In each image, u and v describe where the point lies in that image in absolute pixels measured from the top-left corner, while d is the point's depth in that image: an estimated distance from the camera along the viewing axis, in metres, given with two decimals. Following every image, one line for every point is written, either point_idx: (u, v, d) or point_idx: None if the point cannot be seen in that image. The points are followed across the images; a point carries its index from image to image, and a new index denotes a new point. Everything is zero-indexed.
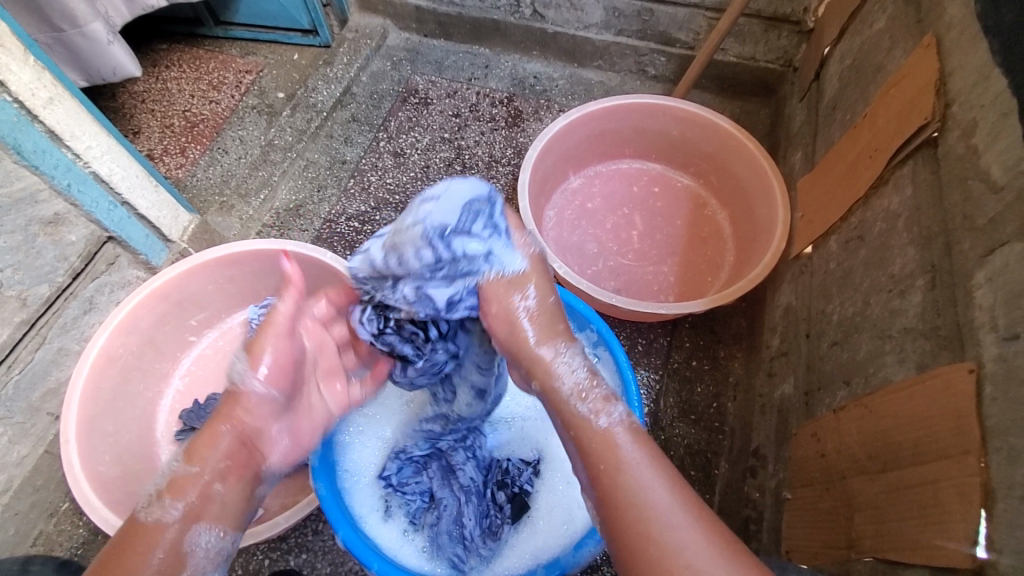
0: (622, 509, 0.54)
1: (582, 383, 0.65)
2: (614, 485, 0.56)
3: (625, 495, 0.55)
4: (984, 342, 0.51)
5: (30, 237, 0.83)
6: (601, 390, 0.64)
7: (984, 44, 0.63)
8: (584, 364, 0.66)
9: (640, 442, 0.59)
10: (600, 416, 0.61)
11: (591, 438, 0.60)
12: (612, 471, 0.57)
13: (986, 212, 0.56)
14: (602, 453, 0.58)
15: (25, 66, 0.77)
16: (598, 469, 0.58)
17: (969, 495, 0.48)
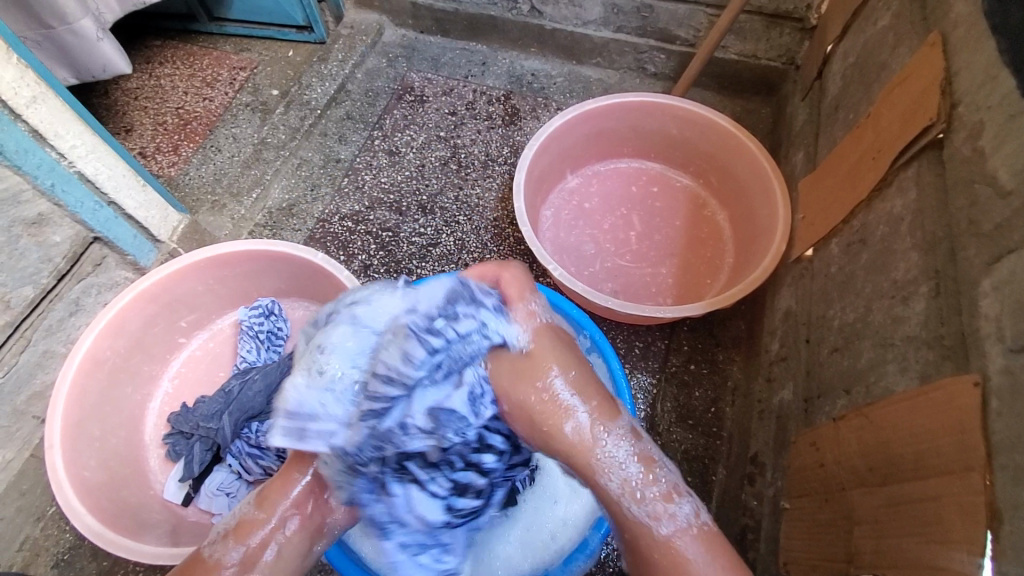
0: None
1: (634, 479, 0.62)
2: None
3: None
4: (990, 354, 0.49)
5: (13, 238, 0.82)
6: (661, 486, 0.62)
7: (991, 43, 0.61)
8: (636, 455, 0.63)
9: (712, 548, 0.58)
10: (663, 521, 0.60)
11: (652, 536, 0.60)
12: (671, 566, 0.58)
13: (993, 218, 0.54)
14: (660, 550, 0.59)
15: (8, 65, 0.75)
16: (652, 560, 0.59)
17: (973, 515, 0.46)
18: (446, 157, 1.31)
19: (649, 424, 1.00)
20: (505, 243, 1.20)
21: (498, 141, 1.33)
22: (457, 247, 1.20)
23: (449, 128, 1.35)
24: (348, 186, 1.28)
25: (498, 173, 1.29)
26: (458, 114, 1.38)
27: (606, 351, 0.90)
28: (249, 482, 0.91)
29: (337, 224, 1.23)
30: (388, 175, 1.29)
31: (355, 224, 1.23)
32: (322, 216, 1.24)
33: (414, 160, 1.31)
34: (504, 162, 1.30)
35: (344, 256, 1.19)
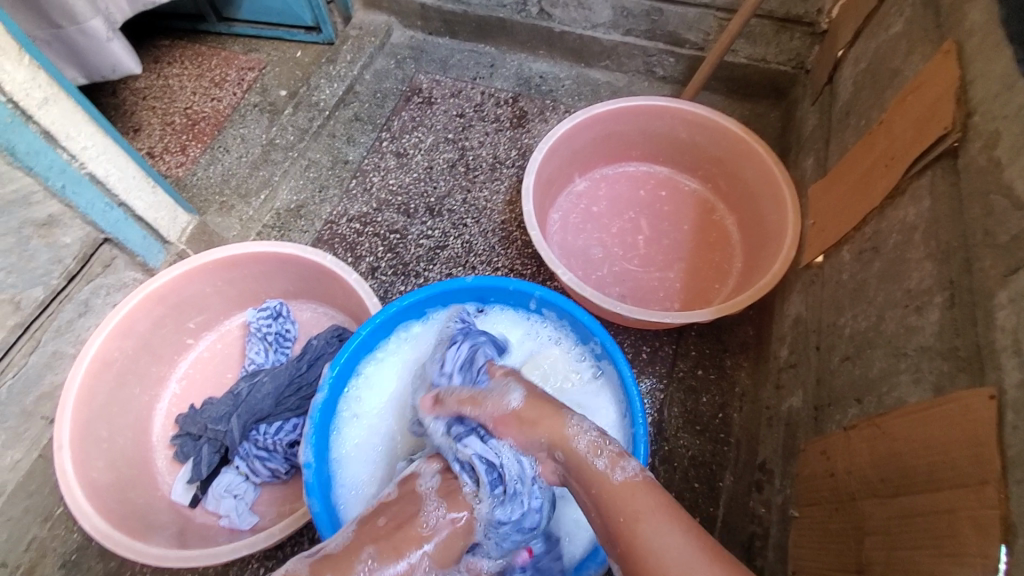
0: (631, 550, 0.56)
1: (594, 441, 0.65)
2: (633, 540, 0.56)
3: (642, 546, 0.56)
4: (1006, 366, 0.49)
5: (23, 239, 0.82)
6: (612, 446, 0.64)
7: (1008, 53, 0.60)
8: (593, 423, 0.67)
9: (656, 498, 0.59)
10: (616, 470, 0.61)
11: (608, 485, 0.61)
12: (630, 523, 0.57)
13: (1008, 229, 0.53)
14: (619, 507, 0.59)
15: (20, 66, 0.76)
16: (618, 523, 0.58)
17: (988, 529, 0.46)
18: (454, 159, 1.31)
19: (657, 430, 0.99)
20: (512, 247, 1.20)
21: (506, 144, 1.33)
22: (464, 250, 1.19)
23: (457, 131, 1.35)
24: (356, 187, 1.28)
25: (506, 175, 1.29)
26: (466, 116, 1.37)
27: (616, 359, 0.86)
28: (256, 484, 0.92)
29: (344, 226, 1.23)
30: (396, 177, 1.29)
31: (362, 226, 1.23)
32: (330, 217, 1.24)
33: (422, 162, 1.31)
34: (512, 165, 1.30)
35: (352, 258, 1.19)
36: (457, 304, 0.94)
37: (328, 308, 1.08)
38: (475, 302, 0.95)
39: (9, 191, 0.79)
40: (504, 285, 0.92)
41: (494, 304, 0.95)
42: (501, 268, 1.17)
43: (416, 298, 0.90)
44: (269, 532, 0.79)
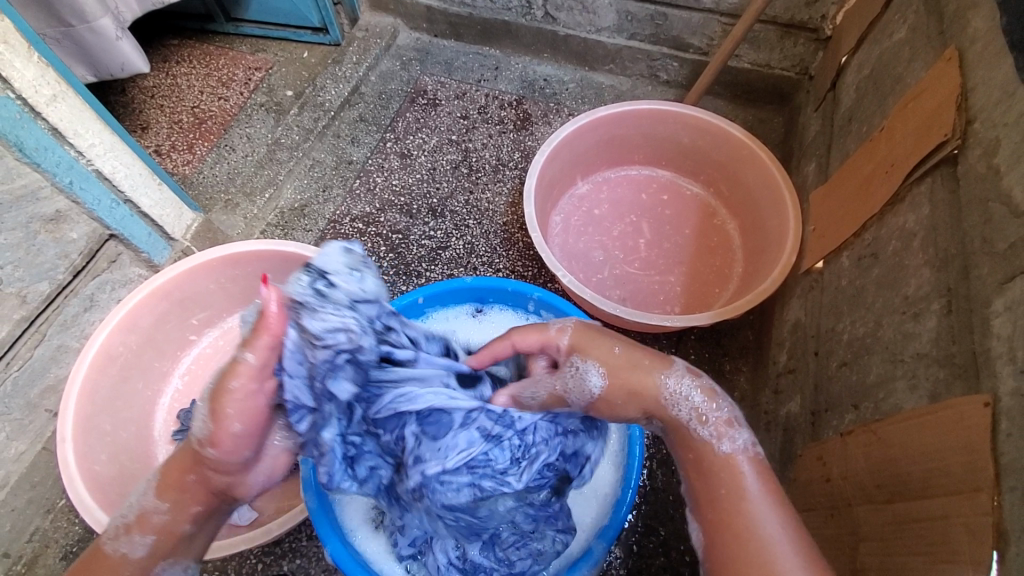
0: (723, 524, 0.55)
1: (700, 407, 0.63)
2: (734, 513, 0.55)
3: (741, 520, 0.54)
4: (1001, 374, 0.49)
5: (31, 235, 0.83)
6: (722, 413, 0.63)
7: (1008, 61, 0.61)
8: (698, 387, 0.64)
9: (763, 475, 0.58)
10: (724, 441, 0.61)
11: (712, 458, 0.60)
12: (735, 499, 0.56)
13: (1007, 236, 0.53)
14: (719, 476, 0.58)
15: (29, 63, 0.77)
16: (718, 495, 0.57)
17: (981, 536, 0.45)
18: (457, 160, 1.32)
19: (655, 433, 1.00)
20: (514, 248, 1.21)
21: (510, 146, 1.34)
22: (466, 251, 1.20)
23: (460, 132, 1.36)
24: (360, 187, 1.29)
25: (509, 177, 1.29)
26: (470, 117, 1.38)
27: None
28: None
29: (347, 225, 1.24)
30: (399, 177, 1.30)
31: (365, 225, 1.24)
32: (333, 217, 1.25)
33: (426, 163, 1.32)
34: (515, 167, 1.31)
35: None
36: (455, 305, 0.96)
37: None
38: (474, 303, 0.96)
39: (18, 187, 0.80)
40: (502, 286, 0.92)
41: (492, 304, 0.96)
42: (502, 269, 1.18)
43: (415, 298, 0.91)
44: (266, 529, 0.80)
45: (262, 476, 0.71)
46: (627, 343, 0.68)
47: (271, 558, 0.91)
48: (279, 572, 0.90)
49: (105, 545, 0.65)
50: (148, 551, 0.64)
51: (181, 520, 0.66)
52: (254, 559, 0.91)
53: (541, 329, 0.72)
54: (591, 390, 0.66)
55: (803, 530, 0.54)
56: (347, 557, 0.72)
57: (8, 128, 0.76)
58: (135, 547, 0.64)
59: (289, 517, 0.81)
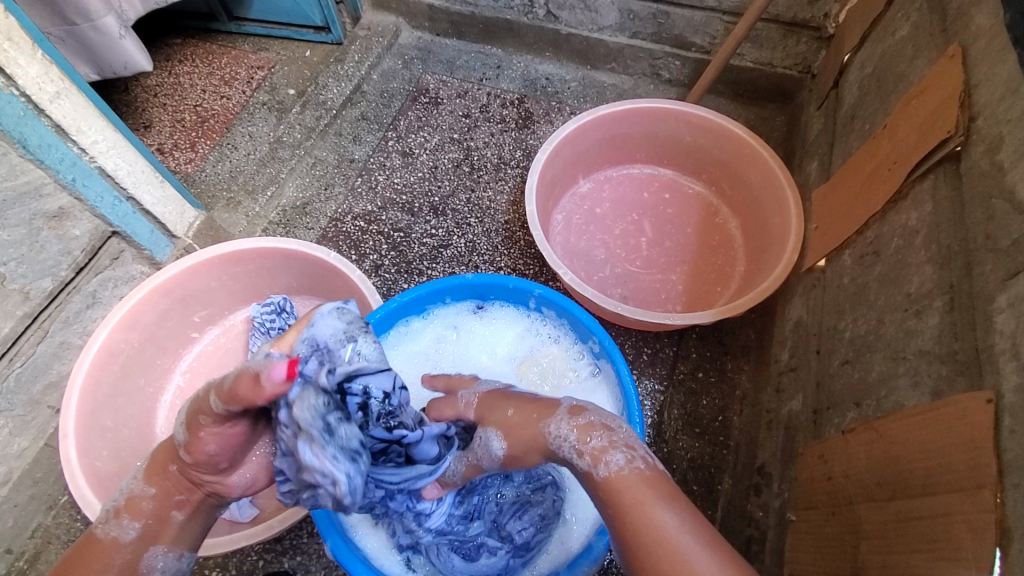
0: (623, 533, 0.53)
1: (578, 443, 0.60)
2: (627, 523, 0.53)
3: (641, 531, 0.52)
4: (1004, 370, 0.49)
5: (34, 231, 0.83)
6: (600, 439, 0.59)
7: (1012, 57, 0.60)
8: (575, 425, 0.61)
9: (655, 484, 0.55)
10: (600, 466, 0.57)
11: (595, 483, 0.57)
12: (620, 511, 0.54)
13: (1010, 233, 0.53)
14: (608, 498, 0.56)
15: (33, 60, 0.77)
16: (608, 513, 0.55)
17: (983, 533, 0.45)
18: (459, 159, 1.32)
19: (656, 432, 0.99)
20: (515, 247, 1.21)
21: (511, 145, 1.34)
22: (467, 249, 1.20)
23: (462, 130, 1.36)
24: (362, 186, 1.29)
25: (510, 176, 1.29)
26: (472, 116, 1.38)
27: (614, 358, 0.86)
28: None
29: (349, 224, 1.24)
30: (401, 176, 1.30)
31: (367, 224, 1.24)
32: (335, 215, 1.25)
33: (427, 161, 1.32)
34: (516, 166, 1.31)
35: (356, 256, 1.20)
36: (456, 301, 0.96)
37: None
38: (474, 299, 0.96)
39: (21, 184, 0.80)
40: (504, 283, 0.92)
41: (494, 301, 0.96)
42: (503, 267, 1.18)
43: (418, 294, 0.91)
44: (270, 523, 0.81)
45: (245, 479, 0.68)
46: (520, 402, 0.68)
47: (272, 555, 0.91)
48: (280, 569, 0.90)
49: (94, 531, 0.64)
50: (137, 534, 0.63)
51: (167, 506, 0.65)
52: (254, 556, 0.91)
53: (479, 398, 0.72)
54: (490, 450, 0.66)
55: (710, 529, 0.51)
56: (348, 553, 0.72)
57: (11, 125, 0.76)
58: (122, 531, 0.63)
59: (292, 512, 0.81)
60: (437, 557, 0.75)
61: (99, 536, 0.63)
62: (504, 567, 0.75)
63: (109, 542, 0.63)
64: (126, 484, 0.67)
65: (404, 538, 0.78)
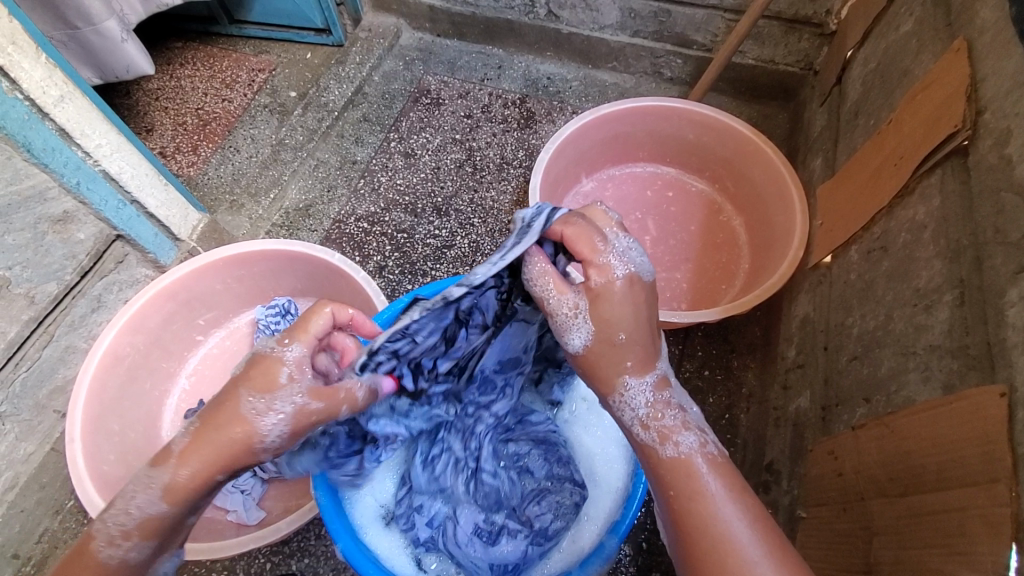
0: (682, 522, 0.55)
1: (647, 416, 0.60)
2: (687, 514, 0.54)
3: (700, 514, 0.54)
4: (1017, 364, 0.49)
5: (39, 235, 0.83)
6: (675, 415, 0.61)
7: (1019, 50, 0.60)
8: (652, 397, 0.61)
9: (720, 474, 0.56)
10: (668, 445, 0.59)
11: (659, 459, 0.59)
12: (684, 500, 0.55)
13: (1020, 226, 0.53)
14: (670, 478, 0.57)
15: (37, 64, 0.77)
16: (668, 493, 0.57)
17: (998, 527, 0.45)
18: (461, 160, 1.32)
19: None
20: None
21: (514, 145, 1.34)
22: (471, 249, 1.20)
23: (464, 131, 1.36)
24: (364, 187, 1.29)
25: (513, 176, 1.29)
26: (474, 117, 1.38)
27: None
28: (264, 479, 0.93)
29: (352, 225, 1.24)
30: (403, 177, 1.30)
31: (370, 225, 1.24)
32: (338, 216, 1.25)
33: (430, 162, 1.32)
34: (519, 165, 1.31)
35: (360, 257, 1.20)
36: None
37: None
38: None
39: (25, 188, 0.80)
40: None
41: None
42: None
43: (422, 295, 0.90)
44: (277, 527, 0.80)
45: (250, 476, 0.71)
46: (637, 337, 0.60)
47: (280, 558, 0.91)
48: (288, 571, 0.90)
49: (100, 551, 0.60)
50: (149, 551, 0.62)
51: (182, 517, 0.62)
52: (262, 559, 0.91)
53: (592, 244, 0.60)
54: (567, 342, 0.61)
55: (769, 525, 0.53)
56: (359, 553, 0.72)
57: (16, 129, 0.76)
58: (134, 550, 0.61)
59: (299, 516, 0.81)
60: (456, 542, 0.73)
61: (98, 559, 0.59)
62: (523, 554, 0.73)
63: (118, 564, 0.60)
64: (134, 497, 0.61)
65: (421, 528, 0.76)
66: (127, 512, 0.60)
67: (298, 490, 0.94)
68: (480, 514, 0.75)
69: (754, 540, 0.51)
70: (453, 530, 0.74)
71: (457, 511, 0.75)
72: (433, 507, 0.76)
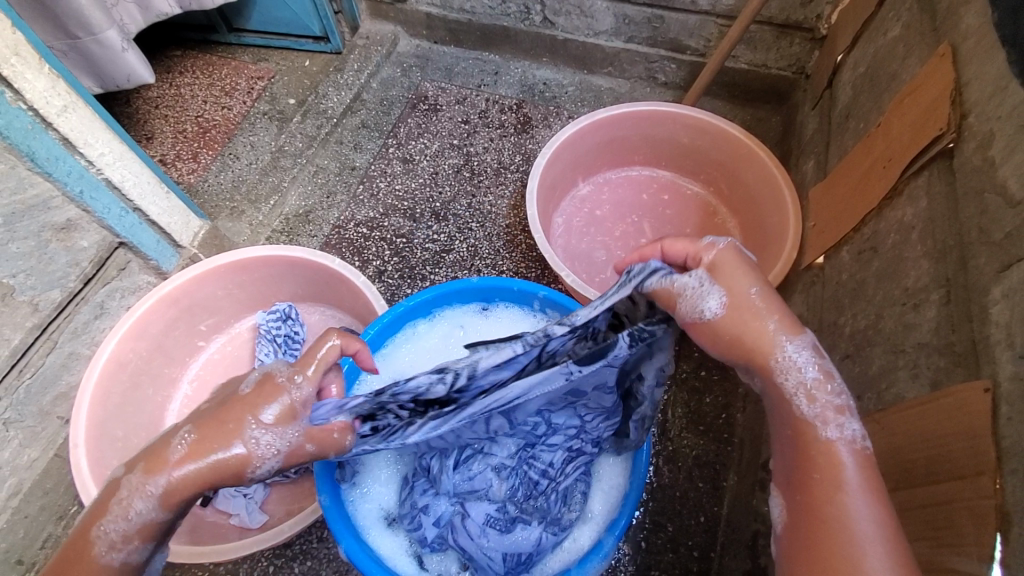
0: (813, 507, 0.50)
1: (813, 383, 0.54)
2: (823, 500, 0.50)
3: (832, 510, 0.49)
4: (1000, 360, 0.50)
5: (43, 243, 0.84)
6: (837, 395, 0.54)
7: (1001, 55, 0.62)
8: (815, 361, 0.55)
9: (868, 471, 0.51)
10: (831, 426, 0.53)
11: (813, 440, 0.53)
12: (829, 487, 0.51)
13: (1003, 226, 0.54)
14: (817, 461, 0.52)
15: (40, 74, 0.78)
16: (810, 477, 0.52)
17: (984, 518, 0.46)
18: (459, 165, 1.33)
19: (660, 430, 1.01)
20: (517, 250, 1.22)
21: (511, 150, 1.35)
22: (470, 254, 1.21)
23: (462, 136, 1.38)
24: (363, 193, 1.30)
25: (511, 180, 1.31)
26: (471, 122, 1.40)
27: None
28: (266, 483, 0.94)
29: (352, 231, 1.25)
30: (402, 183, 1.31)
31: (370, 230, 1.25)
32: (338, 222, 1.26)
33: (428, 168, 1.33)
34: (517, 170, 1.32)
35: (360, 262, 1.21)
36: (462, 304, 0.93)
37: (336, 312, 1.10)
38: (480, 301, 0.93)
39: (29, 196, 0.81)
40: (508, 285, 0.90)
41: (499, 302, 0.92)
42: (506, 271, 1.19)
43: (422, 297, 0.89)
44: (279, 529, 0.81)
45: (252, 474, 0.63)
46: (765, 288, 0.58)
47: (283, 560, 0.92)
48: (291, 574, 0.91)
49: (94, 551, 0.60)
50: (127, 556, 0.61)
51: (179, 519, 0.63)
52: (265, 562, 0.92)
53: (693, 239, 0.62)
54: (700, 313, 0.58)
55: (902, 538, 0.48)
56: (362, 553, 0.72)
57: (20, 139, 0.77)
58: (134, 553, 0.62)
59: (302, 517, 0.82)
60: (469, 536, 0.73)
61: (100, 565, 0.60)
62: (537, 543, 0.74)
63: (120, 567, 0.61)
64: (131, 505, 0.60)
65: (428, 527, 0.75)
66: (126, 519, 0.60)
67: (301, 492, 0.96)
68: (493, 506, 0.74)
69: (887, 548, 0.47)
70: (464, 525, 0.73)
71: (467, 505, 0.74)
72: (440, 507, 0.75)
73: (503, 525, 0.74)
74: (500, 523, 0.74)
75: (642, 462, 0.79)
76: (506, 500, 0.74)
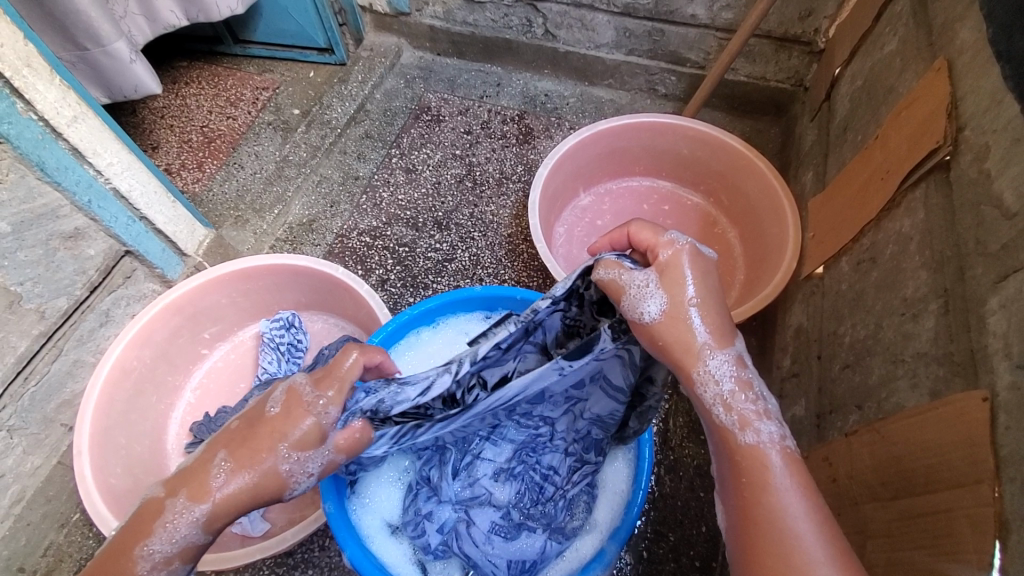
0: (749, 508, 0.53)
1: (729, 394, 0.56)
2: (755, 501, 0.52)
3: (763, 513, 0.51)
4: (998, 370, 0.50)
5: (50, 252, 0.85)
6: (755, 403, 0.56)
7: (995, 70, 0.63)
8: (734, 371, 0.57)
9: (795, 470, 0.53)
10: (748, 431, 0.55)
11: (735, 445, 0.55)
12: (755, 489, 0.53)
13: (999, 238, 0.55)
14: (742, 464, 0.54)
15: (51, 85, 0.79)
16: (741, 482, 0.54)
17: (983, 526, 0.47)
18: (461, 175, 1.35)
19: (662, 439, 1.01)
20: (518, 259, 1.23)
21: (513, 160, 1.37)
22: (472, 263, 1.22)
23: (464, 147, 1.39)
24: (367, 203, 1.31)
25: (512, 190, 1.32)
26: (473, 133, 1.41)
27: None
28: None
29: (355, 239, 1.26)
30: (405, 193, 1.33)
31: (372, 239, 1.26)
32: (341, 231, 1.27)
33: (430, 177, 1.35)
34: (518, 180, 1.34)
35: (362, 271, 1.22)
36: (465, 312, 0.93)
37: (339, 320, 1.11)
38: (483, 309, 0.93)
39: (38, 206, 0.82)
40: (511, 295, 0.91)
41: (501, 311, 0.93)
42: (508, 280, 1.20)
43: (425, 306, 0.90)
44: (281, 537, 0.82)
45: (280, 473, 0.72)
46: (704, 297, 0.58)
47: (283, 569, 0.92)
48: None
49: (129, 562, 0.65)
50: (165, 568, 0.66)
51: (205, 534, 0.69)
52: (266, 571, 0.92)
53: (656, 231, 0.61)
54: (641, 314, 0.58)
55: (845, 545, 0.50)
56: (366, 560, 0.72)
57: (29, 149, 0.79)
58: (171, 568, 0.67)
59: (303, 526, 0.82)
60: (474, 543, 0.74)
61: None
62: (541, 550, 0.75)
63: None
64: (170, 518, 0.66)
65: (432, 534, 0.76)
66: (170, 541, 0.66)
67: (303, 501, 0.96)
68: (497, 512, 0.76)
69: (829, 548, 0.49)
70: (468, 532, 0.74)
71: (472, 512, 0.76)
72: (443, 513, 0.76)
73: (508, 531, 0.75)
74: (505, 528, 0.75)
75: (644, 468, 0.79)
76: (510, 506, 0.77)
